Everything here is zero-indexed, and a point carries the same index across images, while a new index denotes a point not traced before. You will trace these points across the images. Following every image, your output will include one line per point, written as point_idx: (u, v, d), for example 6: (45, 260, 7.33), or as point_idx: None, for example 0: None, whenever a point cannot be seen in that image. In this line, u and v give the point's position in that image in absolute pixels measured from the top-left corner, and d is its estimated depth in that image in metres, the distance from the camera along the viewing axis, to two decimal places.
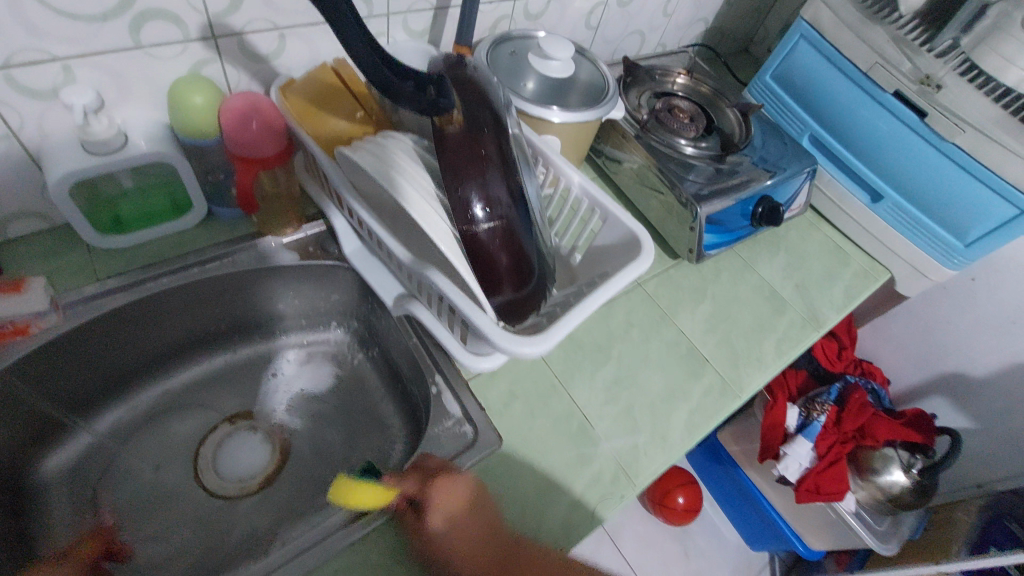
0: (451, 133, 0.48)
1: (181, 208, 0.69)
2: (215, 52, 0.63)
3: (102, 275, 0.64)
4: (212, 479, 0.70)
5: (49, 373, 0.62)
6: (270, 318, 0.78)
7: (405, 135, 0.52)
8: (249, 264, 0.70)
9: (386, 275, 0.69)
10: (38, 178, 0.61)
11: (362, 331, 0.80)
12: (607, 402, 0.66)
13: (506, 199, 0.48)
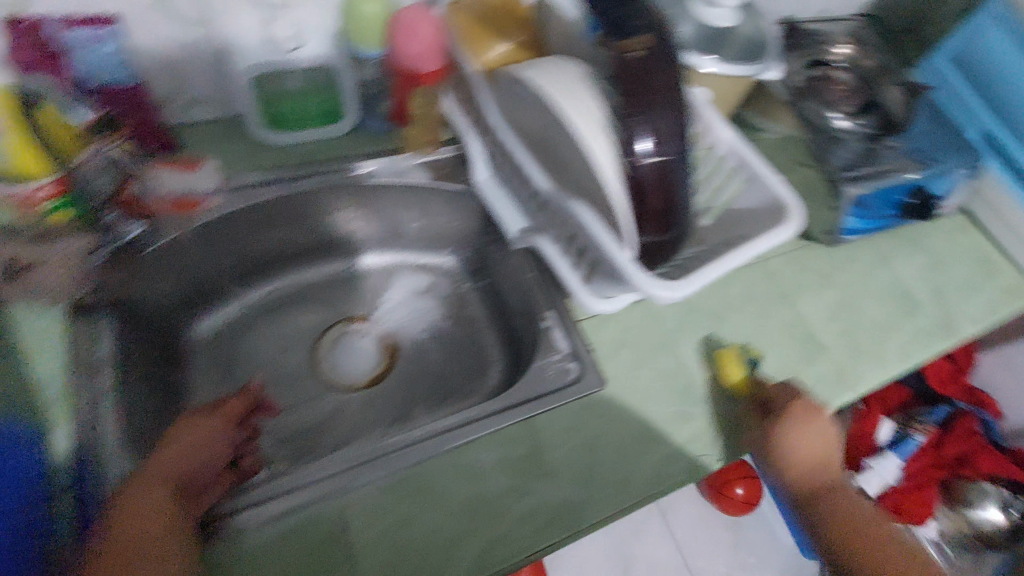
0: (630, 60, 0.46)
1: (331, 115, 0.73)
2: None
3: (264, 167, 0.70)
4: (326, 371, 0.76)
5: (209, 247, 0.68)
6: (391, 236, 0.81)
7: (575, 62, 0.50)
8: (387, 180, 0.73)
9: (513, 208, 0.70)
10: (221, 68, 0.66)
11: (474, 262, 0.82)
12: (713, 368, 0.65)
13: (674, 135, 0.46)
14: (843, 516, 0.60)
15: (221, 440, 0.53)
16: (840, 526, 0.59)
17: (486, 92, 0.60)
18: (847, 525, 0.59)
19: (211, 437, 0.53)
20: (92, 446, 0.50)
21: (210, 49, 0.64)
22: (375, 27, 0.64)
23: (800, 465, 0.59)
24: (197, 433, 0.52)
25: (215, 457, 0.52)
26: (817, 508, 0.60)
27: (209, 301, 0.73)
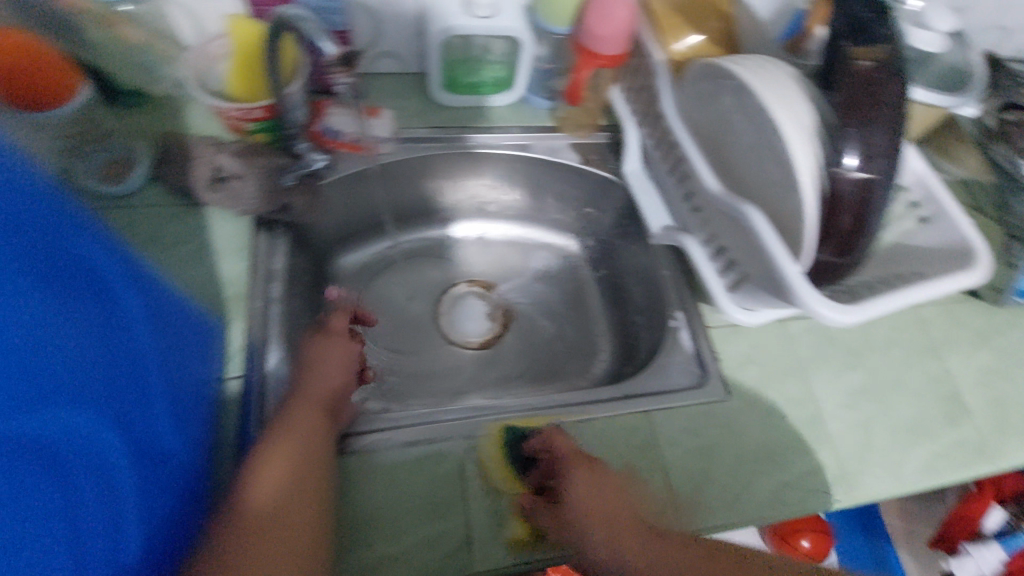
0: (858, 68, 0.46)
1: (500, 86, 0.74)
2: None
3: (431, 124, 0.73)
4: (446, 325, 0.79)
5: (374, 189, 0.73)
6: (526, 211, 0.83)
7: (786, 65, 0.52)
8: (540, 155, 0.75)
9: (661, 204, 0.70)
10: (413, 27, 0.70)
11: (599, 249, 0.83)
12: (843, 405, 0.63)
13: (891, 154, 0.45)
14: (632, 544, 0.45)
15: (350, 360, 0.58)
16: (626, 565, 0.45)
17: (666, 82, 0.59)
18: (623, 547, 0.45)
19: (342, 356, 0.58)
20: (258, 349, 0.56)
21: (412, 5, 0.68)
22: (569, 2, 0.64)
23: (575, 505, 0.48)
24: (332, 353, 0.57)
25: (349, 378, 0.57)
26: (616, 546, 0.45)
27: (365, 234, 0.78)
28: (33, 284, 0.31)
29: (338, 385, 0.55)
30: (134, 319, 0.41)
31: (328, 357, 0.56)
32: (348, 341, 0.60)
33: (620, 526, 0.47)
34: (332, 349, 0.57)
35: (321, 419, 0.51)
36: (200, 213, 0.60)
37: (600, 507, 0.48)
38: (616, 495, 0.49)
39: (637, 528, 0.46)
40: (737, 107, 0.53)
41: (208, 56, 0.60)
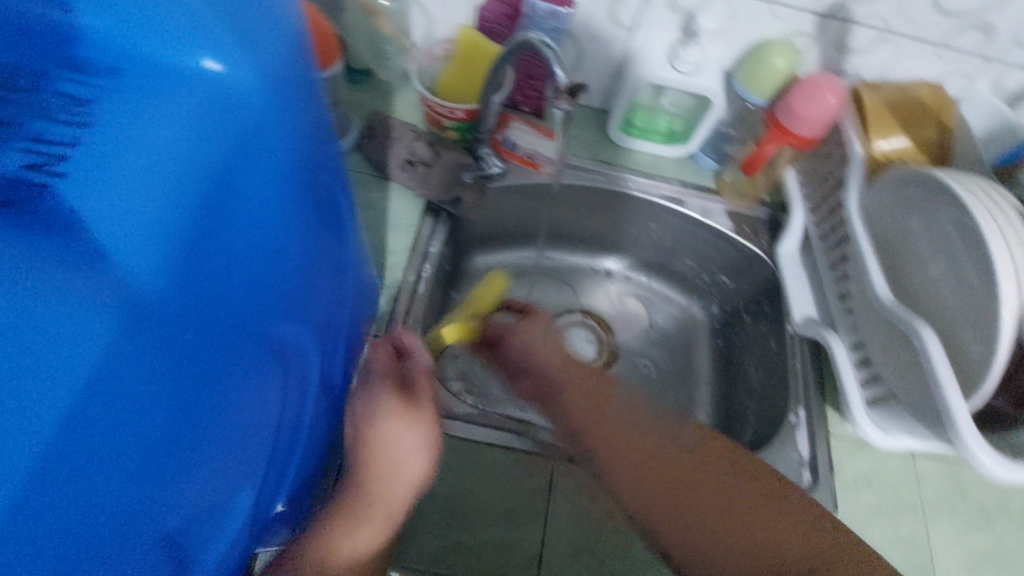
0: None
1: (673, 138, 0.75)
2: (816, 31, 0.63)
3: (598, 158, 0.75)
4: (552, 348, 0.79)
5: (526, 205, 0.76)
6: (658, 263, 0.83)
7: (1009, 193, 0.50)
8: (692, 213, 0.74)
9: (810, 298, 0.66)
10: (608, 66, 0.72)
11: (722, 321, 0.80)
12: (965, 565, 0.57)
13: None
14: (578, 382, 0.59)
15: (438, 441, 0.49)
16: (588, 402, 0.56)
17: (858, 180, 0.58)
18: (588, 390, 0.58)
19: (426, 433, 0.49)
20: (399, 318, 0.61)
21: (620, 47, 0.70)
22: (776, 80, 0.64)
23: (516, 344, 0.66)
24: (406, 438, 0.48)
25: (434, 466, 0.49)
26: (559, 397, 0.59)
27: (510, 243, 0.80)
28: (299, 227, 0.34)
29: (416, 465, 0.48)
30: (345, 269, 0.44)
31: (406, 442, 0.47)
32: (415, 420, 0.49)
33: (566, 384, 0.60)
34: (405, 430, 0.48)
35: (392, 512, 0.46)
36: (385, 185, 0.68)
37: (537, 351, 0.64)
38: (539, 337, 0.65)
39: (584, 370, 0.60)
40: (930, 222, 0.52)
41: (431, 56, 0.69)
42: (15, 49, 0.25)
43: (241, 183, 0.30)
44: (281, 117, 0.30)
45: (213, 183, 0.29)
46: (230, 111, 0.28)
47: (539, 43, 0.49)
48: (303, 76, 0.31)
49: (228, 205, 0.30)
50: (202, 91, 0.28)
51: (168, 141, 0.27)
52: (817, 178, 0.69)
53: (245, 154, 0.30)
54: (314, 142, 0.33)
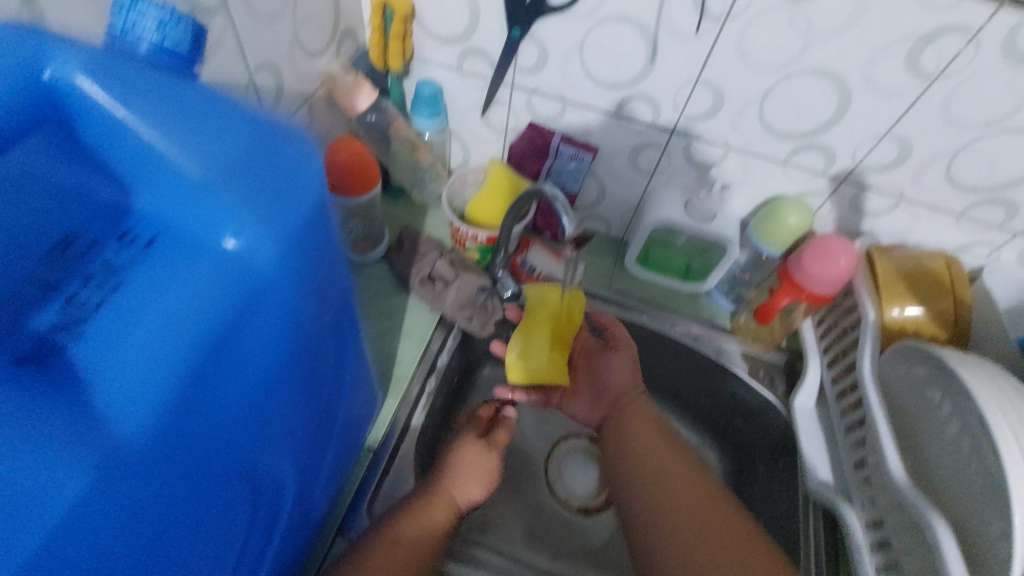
0: None
1: (690, 275, 0.76)
2: (830, 191, 0.64)
3: (614, 287, 0.77)
4: (553, 473, 0.77)
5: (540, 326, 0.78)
6: (669, 394, 0.80)
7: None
8: (705, 351, 0.73)
9: (825, 459, 0.62)
10: (628, 204, 0.76)
11: (734, 464, 0.76)
12: None
13: None
14: (644, 418, 0.66)
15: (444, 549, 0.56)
16: (652, 439, 0.63)
17: (873, 350, 0.58)
18: (656, 438, 0.64)
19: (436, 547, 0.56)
20: (397, 430, 0.62)
21: (640, 190, 0.73)
22: (790, 236, 0.65)
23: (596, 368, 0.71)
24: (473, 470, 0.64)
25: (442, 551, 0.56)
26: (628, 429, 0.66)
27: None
28: (296, 372, 0.34)
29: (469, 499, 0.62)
30: (338, 394, 0.44)
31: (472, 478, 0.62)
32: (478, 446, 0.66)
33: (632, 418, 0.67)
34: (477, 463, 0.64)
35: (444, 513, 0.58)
36: (406, 296, 0.72)
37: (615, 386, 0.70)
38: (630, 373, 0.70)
39: (658, 421, 0.66)
40: (953, 401, 0.49)
41: (463, 182, 0.75)
42: (73, 221, 0.28)
43: (248, 340, 0.30)
44: (293, 280, 0.30)
45: (218, 346, 0.28)
46: (246, 280, 0.28)
47: (552, 195, 0.52)
48: (322, 237, 0.31)
49: (231, 363, 0.30)
50: (224, 263, 0.28)
51: (187, 308, 0.27)
52: (832, 328, 0.68)
53: (256, 315, 0.29)
54: (323, 291, 0.34)
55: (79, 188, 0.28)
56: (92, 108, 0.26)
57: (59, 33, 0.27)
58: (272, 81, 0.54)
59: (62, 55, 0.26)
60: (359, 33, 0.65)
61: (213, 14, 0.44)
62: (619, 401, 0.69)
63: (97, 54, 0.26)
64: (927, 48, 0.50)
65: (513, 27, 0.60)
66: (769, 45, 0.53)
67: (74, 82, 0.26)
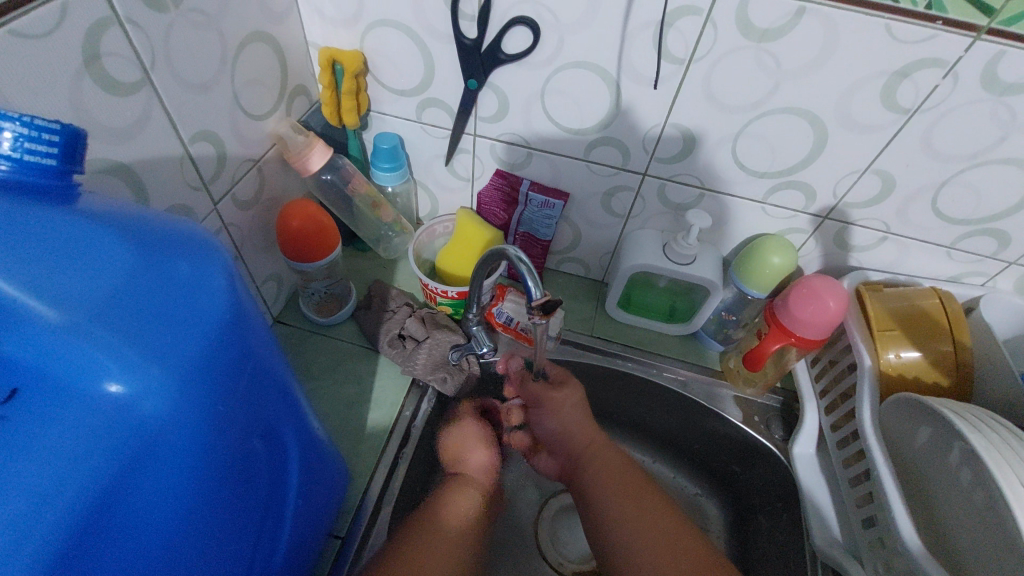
0: None
1: (674, 317, 0.72)
2: (813, 228, 0.61)
3: (596, 333, 0.73)
4: (544, 535, 0.72)
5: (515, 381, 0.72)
6: (663, 441, 0.75)
7: None
8: (696, 399, 0.69)
9: (831, 515, 0.57)
10: (605, 247, 0.72)
11: (736, 516, 0.71)
12: None
13: None
14: (605, 465, 0.60)
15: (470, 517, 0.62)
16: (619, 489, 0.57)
17: (872, 397, 0.54)
18: (622, 485, 0.58)
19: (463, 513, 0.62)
20: (368, 512, 0.56)
21: (616, 233, 0.70)
22: (777, 277, 0.61)
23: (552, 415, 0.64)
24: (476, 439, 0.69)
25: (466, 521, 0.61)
26: (591, 481, 0.60)
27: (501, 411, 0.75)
28: (217, 514, 0.29)
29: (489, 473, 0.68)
30: (285, 508, 0.39)
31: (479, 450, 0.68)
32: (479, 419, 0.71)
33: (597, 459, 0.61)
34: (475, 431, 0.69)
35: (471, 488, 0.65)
36: (374, 359, 0.67)
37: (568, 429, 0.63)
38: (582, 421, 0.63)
39: (624, 463, 0.60)
40: (966, 458, 0.44)
41: (432, 234, 0.71)
42: None
43: (142, 499, 0.25)
44: (192, 421, 0.26)
45: (97, 516, 0.24)
46: (131, 433, 0.24)
47: (516, 257, 0.49)
48: (231, 362, 0.27)
49: (121, 530, 0.25)
50: (101, 417, 0.24)
51: (55, 479, 0.23)
52: (829, 367, 0.64)
53: (148, 468, 0.25)
54: (242, 415, 0.29)
55: None
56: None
57: None
58: (213, 150, 0.49)
59: None
60: (312, 89, 0.62)
61: (133, 91, 0.40)
62: (577, 453, 0.63)
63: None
64: (903, 82, 0.47)
65: (469, 78, 0.57)
66: (737, 86, 0.51)
67: None
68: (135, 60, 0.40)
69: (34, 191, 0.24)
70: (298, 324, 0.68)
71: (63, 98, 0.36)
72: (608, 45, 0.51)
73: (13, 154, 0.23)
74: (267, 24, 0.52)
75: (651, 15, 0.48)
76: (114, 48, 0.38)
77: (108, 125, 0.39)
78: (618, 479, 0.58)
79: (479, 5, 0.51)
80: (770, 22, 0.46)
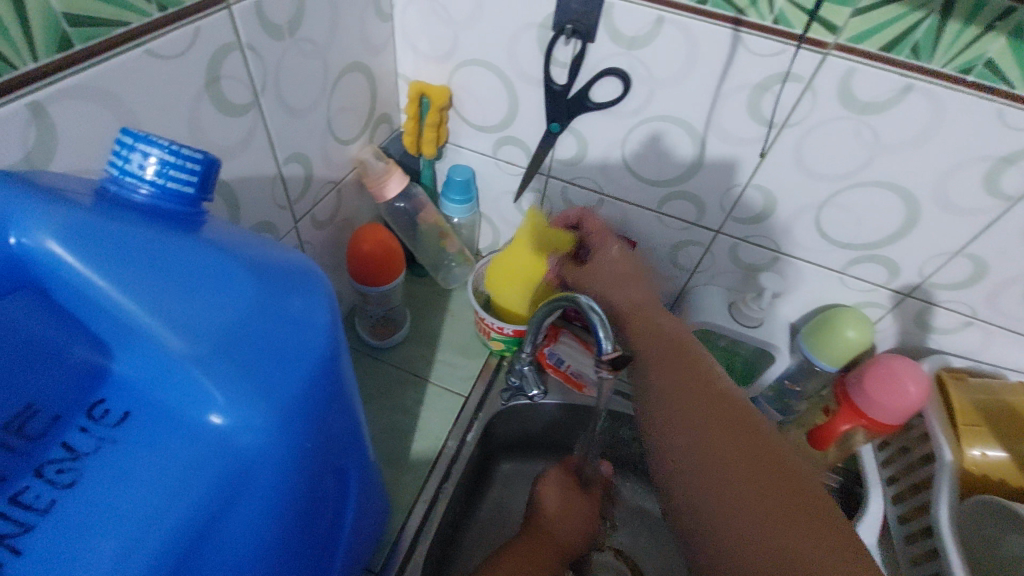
0: None
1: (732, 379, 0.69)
2: (893, 305, 0.58)
3: None
4: None
5: (564, 426, 0.69)
6: None
7: None
8: None
9: None
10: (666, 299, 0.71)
11: None
12: None
13: None
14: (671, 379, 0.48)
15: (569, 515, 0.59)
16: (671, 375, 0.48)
17: (950, 493, 0.50)
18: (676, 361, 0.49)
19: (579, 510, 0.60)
20: (403, 550, 0.54)
21: (679, 287, 0.68)
22: (850, 352, 0.59)
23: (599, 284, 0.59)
24: (573, 499, 0.60)
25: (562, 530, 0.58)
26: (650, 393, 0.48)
27: (545, 455, 0.71)
28: (285, 551, 0.29)
29: (564, 518, 0.59)
30: (338, 546, 0.38)
31: (556, 496, 0.60)
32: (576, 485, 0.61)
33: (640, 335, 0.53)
34: (570, 492, 0.60)
35: (541, 551, 0.56)
36: (422, 388, 0.66)
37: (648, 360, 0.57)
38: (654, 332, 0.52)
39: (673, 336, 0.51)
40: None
41: (492, 267, 0.71)
42: (38, 389, 0.23)
43: (226, 534, 0.25)
44: (284, 458, 0.26)
45: (189, 551, 0.24)
46: (227, 470, 0.24)
47: (587, 307, 0.47)
48: (327, 395, 0.27)
49: (203, 565, 0.25)
50: (201, 449, 0.24)
51: (154, 511, 0.23)
52: (900, 454, 0.59)
53: (235, 504, 0.25)
54: (324, 449, 0.29)
55: (49, 362, 0.23)
56: (74, 278, 0.22)
57: (48, 192, 0.23)
58: (301, 171, 0.51)
59: (47, 224, 0.22)
60: (395, 117, 0.64)
61: (243, 112, 0.42)
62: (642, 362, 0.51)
63: (83, 217, 0.23)
64: (1011, 168, 0.45)
65: (552, 121, 0.57)
66: (829, 154, 0.49)
67: (53, 253, 0.22)
68: (248, 84, 0.42)
69: (167, 217, 0.25)
70: (351, 345, 0.69)
71: (181, 117, 0.37)
72: (698, 103, 0.50)
73: (156, 181, 0.24)
74: (365, 55, 0.54)
75: (747, 78, 0.47)
76: (232, 72, 0.40)
77: (216, 142, 0.40)
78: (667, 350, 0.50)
79: (572, 54, 0.52)
80: (873, 95, 0.45)
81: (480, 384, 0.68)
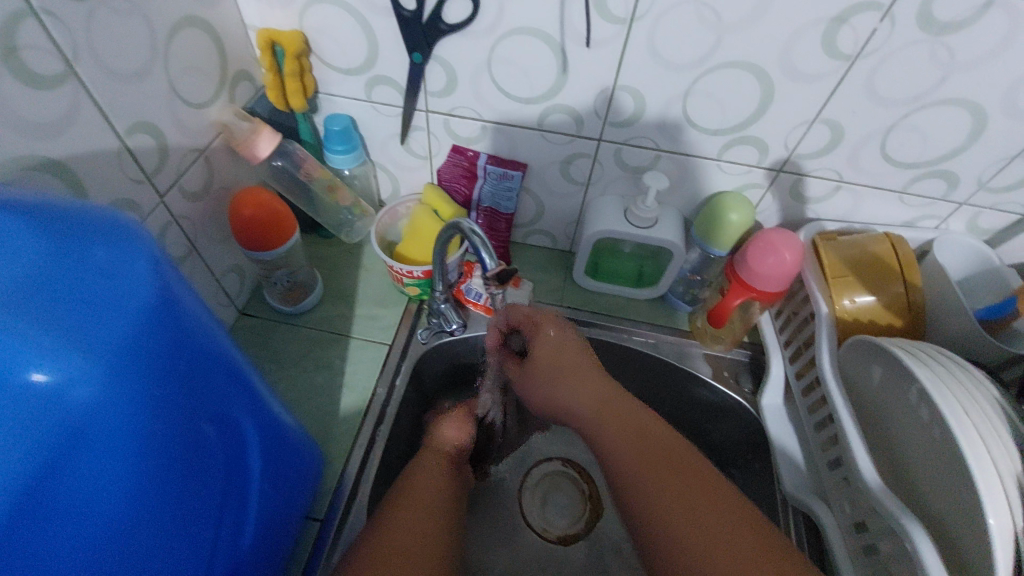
0: None
1: (642, 280, 0.73)
2: (769, 182, 0.62)
3: (566, 303, 0.73)
4: (530, 505, 0.74)
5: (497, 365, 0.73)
6: None
7: (983, 376, 0.45)
8: (668, 359, 0.69)
9: (799, 460, 0.58)
10: (570, 217, 0.72)
11: None
12: None
13: None
14: (643, 472, 0.50)
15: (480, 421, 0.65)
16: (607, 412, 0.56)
17: (830, 342, 0.55)
18: (608, 401, 0.57)
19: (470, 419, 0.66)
20: (346, 494, 0.56)
21: (577, 202, 0.70)
22: (737, 232, 0.63)
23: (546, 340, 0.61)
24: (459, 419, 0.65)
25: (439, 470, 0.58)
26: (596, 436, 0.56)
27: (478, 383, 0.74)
28: (168, 495, 0.30)
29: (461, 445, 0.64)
30: (249, 493, 0.39)
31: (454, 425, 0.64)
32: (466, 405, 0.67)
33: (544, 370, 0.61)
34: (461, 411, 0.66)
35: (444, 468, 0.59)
36: (344, 344, 0.67)
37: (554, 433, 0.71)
38: (581, 383, 0.58)
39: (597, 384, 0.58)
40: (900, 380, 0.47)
41: (395, 214, 0.71)
42: None
43: (79, 479, 0.25)
44: (128, 402, 0.26)
45: (33, 499, 0.24)
46: (62, 420, 0.24)
47: (470, 231, 0.49)
48: (168, 339, 0.28)
49: (66, 512, 0.25)
50: (26, 411, 0.23)
51: None
52: (792, 318, 0.65)
53: (83, 451, 0.25)
54: (184, 395, 0.30)
55: None
56: None
57: None
58: (153, 142, 0.48)
59: None
60: (255, 73, 0.61)
61: (58, 83, 0.39)
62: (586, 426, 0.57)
63: None
64: (842, 28, 0.47)
65: (414, 52, 0.55)
66: (679, 43, 0.50)
67: None
68: (56, 52, 0.39)
69: None
70: (264, 315, 0.68)
71: None
72: (549, 9, 0.50)
73: None
74: (198, 8, 0.51)
75: None
76: (32, 40, 0.37)
77: (34, 120, 0.38)
78: (588, 393, 0.58)
79: None
80: None
81: (403, 329, 0.69)
